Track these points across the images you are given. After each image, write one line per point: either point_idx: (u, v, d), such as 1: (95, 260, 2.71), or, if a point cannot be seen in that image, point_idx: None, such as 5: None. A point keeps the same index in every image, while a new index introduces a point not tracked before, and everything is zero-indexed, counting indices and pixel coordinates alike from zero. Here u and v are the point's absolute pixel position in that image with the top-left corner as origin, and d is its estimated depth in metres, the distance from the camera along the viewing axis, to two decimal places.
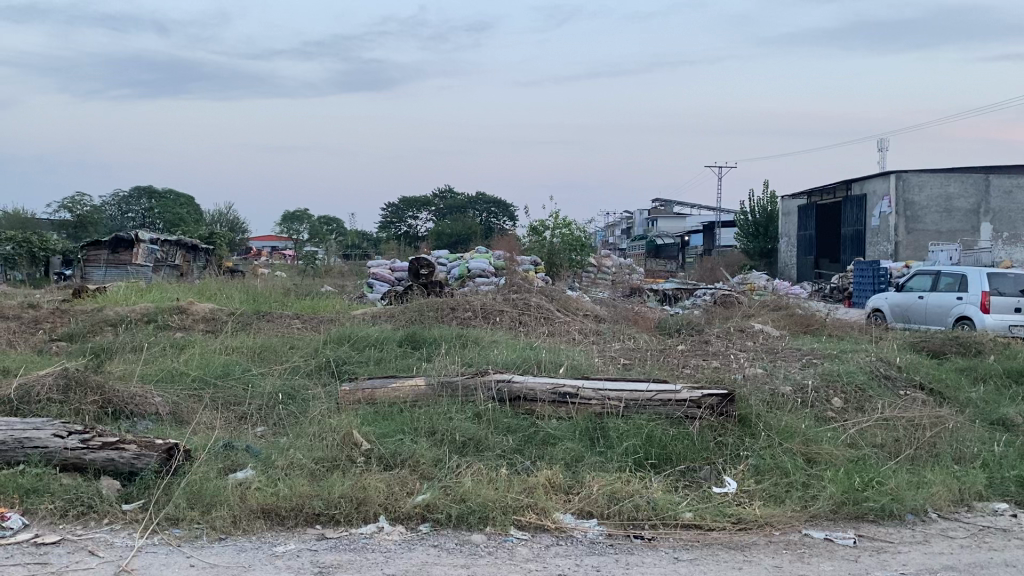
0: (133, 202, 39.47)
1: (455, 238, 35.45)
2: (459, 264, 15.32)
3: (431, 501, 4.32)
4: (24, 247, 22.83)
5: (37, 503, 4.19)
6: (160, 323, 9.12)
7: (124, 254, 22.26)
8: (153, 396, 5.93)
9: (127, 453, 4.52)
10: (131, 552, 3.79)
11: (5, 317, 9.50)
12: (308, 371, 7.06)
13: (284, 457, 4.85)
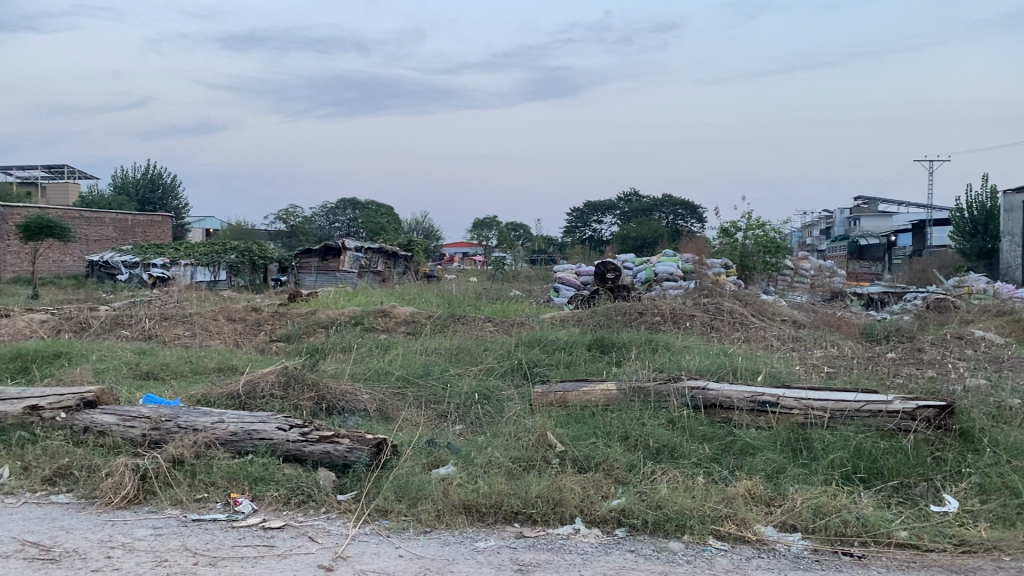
0: (339, 212, 42.35)
1: (641, 241, 35.08)
2: (646, 268, 15.16)
3: (628, 506, 4.30)
4: (246, 256, 24.79)
5: (264, 490, 4.57)
6: (366, 326, 9.69)
7: (332, 261, 23.95)
8: (362, 393, 6.30)
9: (341, 447, 4.84)
10: (345, 540, 4.04)
11: (233, 319, 10.45)
12: (503, 372, 7.24)
13: (484, 454, 5.00)
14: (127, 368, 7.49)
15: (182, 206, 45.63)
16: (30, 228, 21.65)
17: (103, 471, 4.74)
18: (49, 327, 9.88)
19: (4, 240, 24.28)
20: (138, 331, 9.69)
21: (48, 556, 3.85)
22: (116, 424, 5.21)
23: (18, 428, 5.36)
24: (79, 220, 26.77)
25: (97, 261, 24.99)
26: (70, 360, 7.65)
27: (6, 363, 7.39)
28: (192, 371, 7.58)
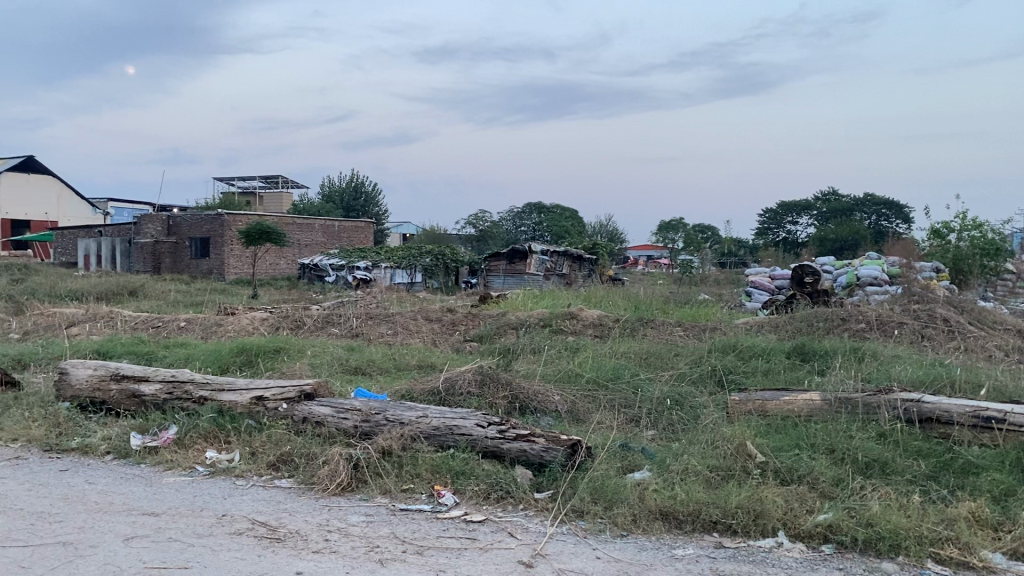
0: (526, 216, 43.20)
1: (840, 243, 33.41)
2: (847, 272, 14.37)
3: (835, 522, 4.09)
4: (440, 260, 25.76)
5: (465, 484, 4.75)
6: (555, 328, 9.83)
7: (520, 264, 24.38)
8: (555, 394, 6.39)
9: (537, 446, 4.94)
10: (543, 538, 4.12)
11: (429, 319, 10.92)
12: (696, 378, 7.11)
13: (680, 461, 4.93)
14: (338, 364, 8.03)
15: (382, 212, 48.29)
16: (251, 234, 23.69)
17: (320, 459, 5.11)
18: (269, 324, 10.75)
19: (228, 244, 26.68)
20: (345, 329, 10.34)
21: (275, 536, 4.19)
22: (330, 415, 5.60)
23: (246, 415, 5.88)
24: (292, 226, 28.94)
25: (307, 264, 26.98)
26: (288, 355, 8.29)
27: (234, 355, 8.12)
28: (395, 367, 8.01)
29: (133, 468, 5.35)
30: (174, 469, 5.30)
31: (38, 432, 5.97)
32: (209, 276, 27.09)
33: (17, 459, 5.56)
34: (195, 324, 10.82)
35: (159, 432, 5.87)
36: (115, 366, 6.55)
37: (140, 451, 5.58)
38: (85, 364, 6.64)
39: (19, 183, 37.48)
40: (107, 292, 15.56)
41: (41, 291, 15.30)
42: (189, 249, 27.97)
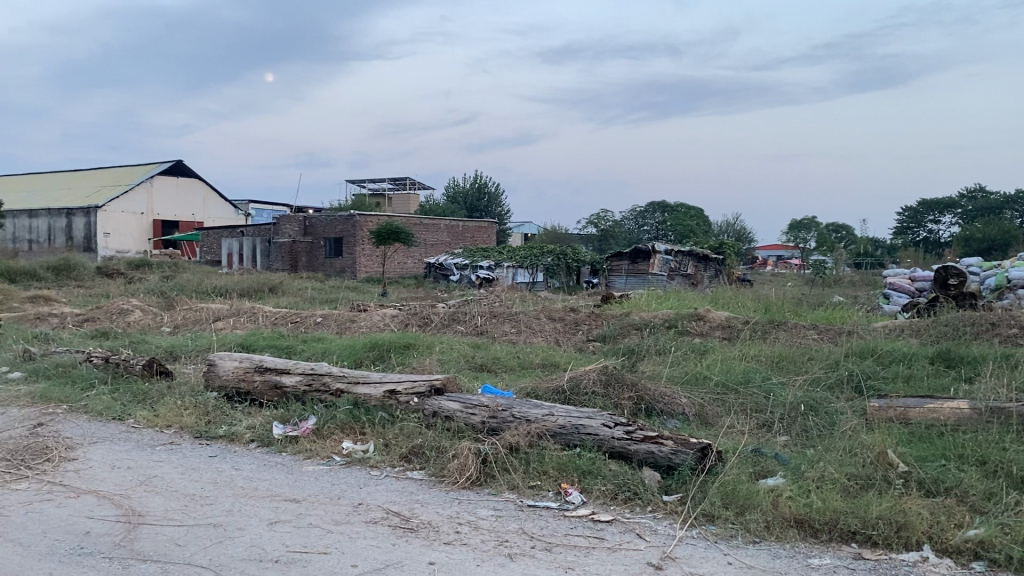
0: (649, 215, 42.76)
1: (989, 243, 31.34)
2: (997, 273, 13.51)
3: (987, 538, 3.86)
4: (562, 260, 25.70)
5: (592, 483, 4.75)
6: (681, 329, 9.69)
7: (642, 264, 24.20)
8: (682, 396, 6.29)
9: (666, 448, 4.88)
10: (673, 541, 4.07)
11: (553, 318, 10.97)
12: (830, 383, 6.85)
13: (816, 468, 4.77)
14: (465, 361, 8.18)
15: (505, 212, 48.83)
16: (381, 234, 24.46)
17: (449, 453, 5.22)
18: (398, 321, 11.06)
19: (360, 244, 27.63)
20: (471, 327, 10.52)
21: (408, 526, 4.32)
22: (459, 410, 5.71)
23: (380, 408, 6.08)
24: (419, 227, 29.68)
25: (433, 264, 27.64)
26: (417, 351, 8.51)
27: (367, 351, 8.40)
28: (520, 365, 8.09)
29: (275, 456, 5.62)
30: (312, 458, 5.54)
31: (190, 420, 6.37)
32: (342, 274, 28.15)
33: (170, 445, 5.95)
34: (330, 320, 11.26)
35: (299, 422, 6.16)
36: (258, 359, 6.90)
37: (282, 440, 5.86)
38: (231, 356, 7.03)
39: (169, 186, 40.00)
40: (249, 288, 16.43)
41: (190, 288, 16.30)
42: (324, 248, 29.16)
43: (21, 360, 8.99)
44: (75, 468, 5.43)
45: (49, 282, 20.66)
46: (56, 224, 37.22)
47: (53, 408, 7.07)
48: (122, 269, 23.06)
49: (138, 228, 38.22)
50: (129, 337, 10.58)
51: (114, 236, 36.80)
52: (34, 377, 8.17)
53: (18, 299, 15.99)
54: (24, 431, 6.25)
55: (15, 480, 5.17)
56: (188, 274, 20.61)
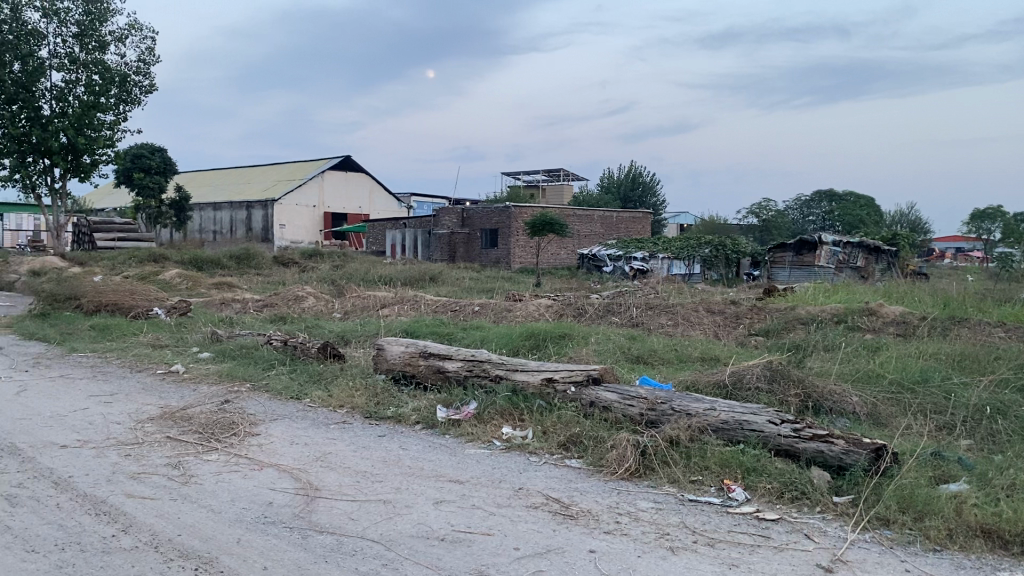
0: (815, 205, 41.03)
1: None
2: None
3: None
4: (721, 251, 25.04)
5: (756, 481, 4.62)
6: (850, 325, 9.22)
7: (808, 255, 23.38)
8: (852, 395, 6.00)
9: (836, 448, 4.68)
10: (844, 543, 3.90)
11: (712, 311, 10.73)
12: (1020, 386, 6.34)
13: (1005, 476, 4.45)
14: (621, 352, 8.14)
15: (661, 202, 48.13)
16: (536, 225, 24.69)
17: (608, 443, 5.23)
18: (553, 311, 11.14)
19: (515, 235, 28.05)
20: (626, 319, 10.45)
21: (568, 513, 4.36)
22: (617, 401, 5.69)
23: (537, 396, 6.16)
24: (573, 218, 29.79)
25: (587, 254, 27.69)
26: (573, 341, 8.55)
27: (523, 340, 8.52)
28: (678, 358, 7.97)
29: (438, 438, 5.81)
30: (474, 441, 5.69)
31: (360, 401, 6.70)
32: (497, 264, 28.66)
33: (343, 424, 6.28)
34: (487, 308, 11.50)
35: (461, 407, 6.34)
36: (423, 344, 7.15)
37: (445, 423, 6.05)
38: (398, 341, 7.32)
39: (337, 180, 42.05)
40: (411, 278, 17.03)
41: (357, 276, 17.07)
42: (480, 239, 29.76)
43: (209, 342, 9.73)
44: (258, 442, 5.83)
45: (231, 269, 22.23)
46: (237, 216, 39.95)
47: (238, 386, 7.62)
48: (296, 258, 24.48)
49: (310, 220, 40.40)
50: (303, 322, 11.22)
51: (288, 228, 39.08)
52: (222, 357, 8.83)
53: (206, 285, 17.30)
54: (214, 406, 6.79)
55: (207, 452, 5.62)
56: (354, 263, 21.56)
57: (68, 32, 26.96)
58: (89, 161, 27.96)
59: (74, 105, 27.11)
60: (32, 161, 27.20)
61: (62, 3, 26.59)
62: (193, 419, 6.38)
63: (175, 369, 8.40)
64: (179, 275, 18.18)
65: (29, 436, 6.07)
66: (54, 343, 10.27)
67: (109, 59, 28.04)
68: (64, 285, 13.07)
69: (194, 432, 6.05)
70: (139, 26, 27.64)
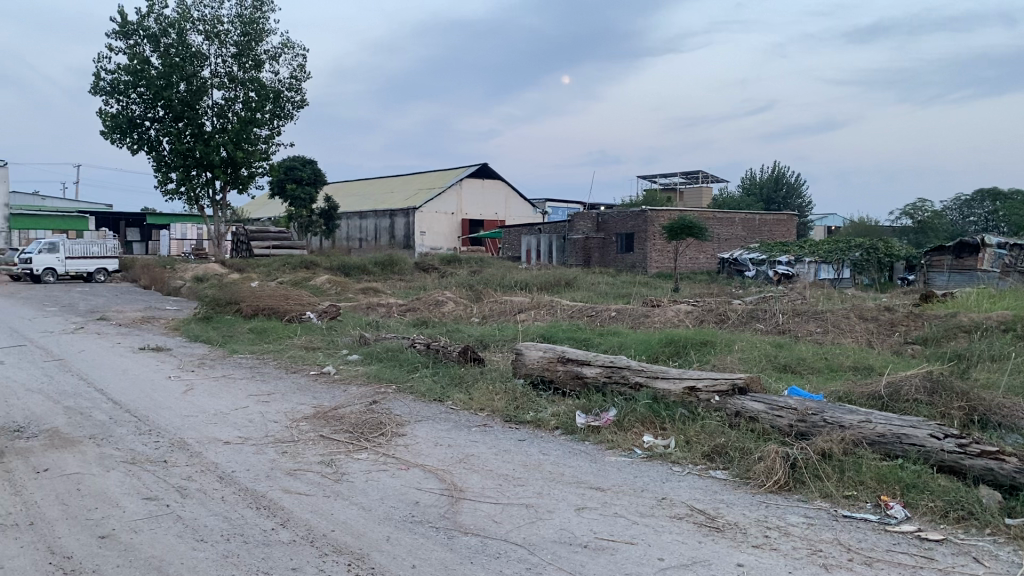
0: (976, 204, 38.51)
1: None
2: None
3: None
4: (872, 255, 23.97)
5: (917, 498, 4.37)
6: (1019, 334, 8.58)
7: (969, 259, 21.82)
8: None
9: (1008, 467, 4.36)
10: (1018, 570, 3.62)
11: (864, 318, 10.23)
12: None
13: None
14: (767, 360, 7.89)
15: (806, 204, 46.37)
16: (674, 229, 24.28)
17: (756, 455, 5.08)
18: (693, 317, 10.93)
19: (651, 239, 27.73)
20: (772, 325, 10.13)
21: (714, 525, 4.25)
22: (764, 412, 5.52)
23: (680, 404, 6.07)
24: (713, 221, 29.18)
25: (727, 259, 27.01)
26: (716, 349, 8.35)
27: (663, 346, 8.40)
28: (829, 368, 7.64)
29: (578, 444, 5.82)
30: (615, 449, 5.65)
31: (501, 405, 6.79)
32: (634, 269, 28.38)
33: (484, 427, 6.39)
34: (624, 314, 11.42)
35: (600, 413, 6.31)
36: (561, 349, 7.15)
37: (584, 429, 6.04)
38: (536, 346, 7.36)
39: (475, 188, 42.85)
40: (548, 283, 17.14)
41: (494, 281, 17.32)
42: (616, 243, 29.51)
43: (357, 345, 10.13)
44: (404, 443, 6.01)
45: (375, 275, 23.07)
46: (381, 224, 41.56)
47: (384, 387, 7.90)
48: (435, 264, 25.11)
49: (449, 227, 41.37)
50: (445, 326, 11.50)
51: (428, 235, 40.20)
52: (369, 360, 9.17)
53: (352, 290, 18.01)
54: (362, 406, 7.07)
55: (357, 451, 5.84)
56: (492, 269, 21.92)
57: (228, 53, 28.78)
58: (247, 174, 29.66)
59: (232, 120, 28.87)
60: (196, 174, 29.12)
61: (222, 25, 28.45)
62: (344, 419, 6.67)
63: (326, 371, 8.78)
64: (328, 281, 19.03)
65: (196, 431, 6.50)
66: (218, 346, 10.96)
67: (264, 76, 29.70)
68: (226, 291, 13.95)
69: (345, 431, 6.31)
70: (291, 44, 29.19)
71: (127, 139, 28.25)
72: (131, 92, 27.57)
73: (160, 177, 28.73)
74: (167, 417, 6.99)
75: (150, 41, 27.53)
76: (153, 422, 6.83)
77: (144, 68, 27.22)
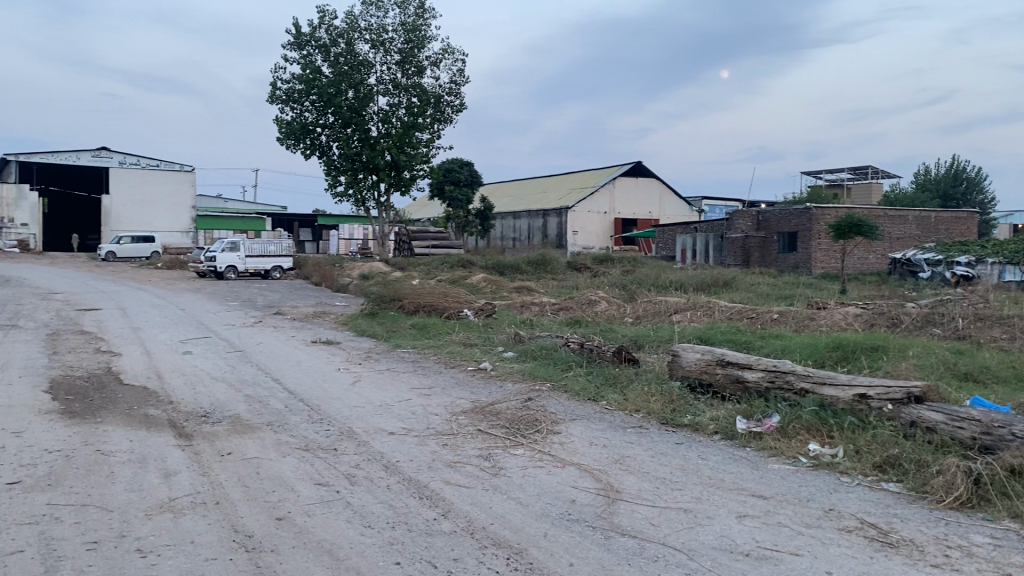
0: None
1: None
2: None
3: None
4: None
5: None
6: None
7: None
8: None
9: None
10: None
11: None
12: None
13: None
14: (946, 368, 7.40)
15: (989, 200, 43.01)
16: (840, 227, 23.15)
17: (934, 468, 4.78)
18: (862, 321, 10.38)
19: (816, 238, 26.56)
20: (951, 330, 9.47)
21: (887, 540, 4.03)
22: (943, 422, 5.17)
23: (849, 412, 5.80)
24: (883, 218, 27.63)
25: (899, 259, 25.53)
26: (888, 354, 7.89)
27: (830, 351, 8.03)
28: (1017, 378, 7.07)
29: (738, 450, 5.66)
30: (778, 457, 5.46)
31: (657, 407, 6.72)
32: (796, 270, 27.32)
33: (640, 428, 6.34)
34: (788, 317, 11.00)
35: (762, 419, 6.11)
36: (720, 352, 6.97)
37: (746, 435, 5.86)
38: (694, 348, 7.21)
39: (629, 186, 42.54)
40: (704, 283, 16.79)
41: (649, 281, 17.14)
42: (777, 243, 28.50)
43: (513, 342, 10.28)
44: (560, 440, 6.05)
45: (529, 274, 23.35)
46: (535, 224, 42.04)
47: (539, 385, 7.98)
48: (587, 263, 25.11)
49: (602, 226, 41.30)
50: (598, 326, 11.48)
51: (582, 234, 40.30)
52: (524, 358, 9.30)
53: (507, 288, 18.31)
54: (519, 403, 7.17)
55: (514, 446, 5.94)
56: (646, 269, 21.68)
57: (392, 60, 29.97)
58: (409, 176, 30.75)
59: (396, 125, 30.06)
60: (362, 178, 30.52)
61: (387, 34, 29.63)
62: (501, 414, 6.79)
63: (483, 367, 8.98)
64: (484, 279, 19.43)
65: (363, 421, 6.82)
66: (381, 340, 11.43)
67: (426, 82, 30.70)
68: (390, 288, 14.54)
69: (502, 427, 6.43)
70: (451, 50, 29.99)
71: (300, 145, 30.00)
72: (304, 100, 29.25)
73: (330, 181, 30.32)
74: (337, 407, 7.37)
75: (321, 52, 29.07)
76: (323, 411, 7.23)
77: (315, 77, 28.81)
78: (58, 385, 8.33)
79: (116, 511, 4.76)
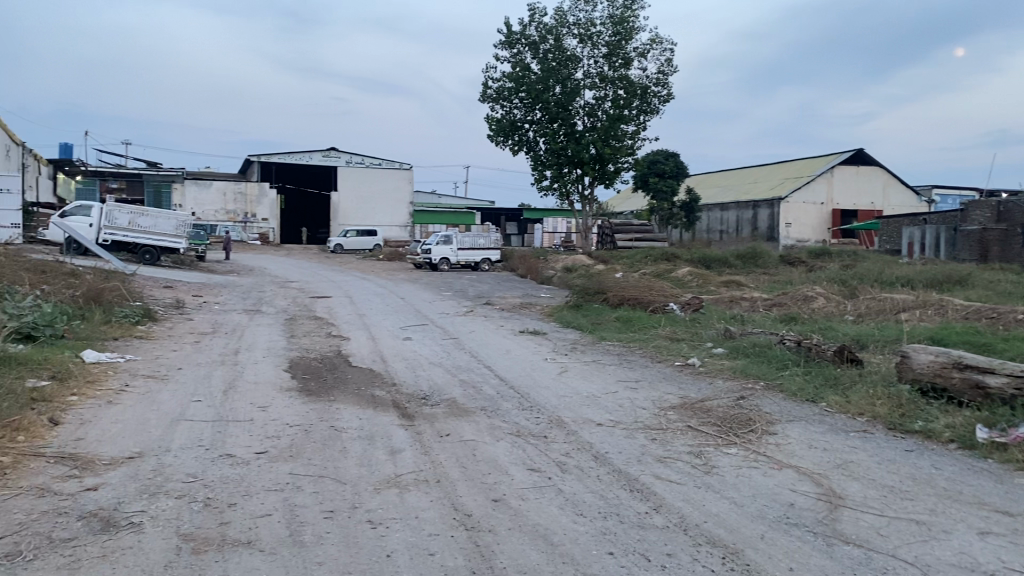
0: None
1: None
2: None
3: None
4: None
5: None
6: None
7: None
8: None
9: None
10: None
11: None
12: None
13: None
14: None
15: None
16: None
17: None
18: None
19: None
20: None
21: None
22: None
23: None
24: None
25: None
26: None
27: None
28: None
29: (979, 462, 5.21)
30: None
31: (883, 411, 6.33)
32: None
33: (864, 433, 5.98)
34: None
35: (1007, 429, 5.57)
36: (958, 355, 6.43)
37: (987, 445, 5.38)
38: (927, 349, 6.71)
39: (849, 176, 40.12)
40: (935, 279, 15.51)
41: (871, 277, 16.08)
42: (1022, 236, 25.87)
43: (722, 338, 10.03)
44: (775, 442, 5.85)
45: (738, 268, 22.64)
46: (744, 216, 40.73)
47: (752, 384, 7.74)
48: (802, 257, 23.95)
49: (818, 218, 39.23)
50: (815, 323, 10.94)
51: (795, 226, 38.52)
52: (736, 354, 9.05)
53: (715, 283, 17.85)
54: (731, 401, 7.00)
55: (728, 445, 5.81)
56: (868, 264, 20.35)
57: (600, 53, 30.07)
58: (613, 169, 30.75)
59: (602, 119, 30.14)
60: (568, 172, 30.89)
61: (595, 27, 29.77)
62: (712, 412, 6.66)
63: (692, 363, 8.84)
64: (691, 273, 19.06)
65: (571, 411, 6.94)
66: (588, 332, 11.54)
67: (632, 74, 30.55)
68: (596, 281, 14.63)
69: (713, 425, 6.31)
70: (660, 40, 29.64)
71: (509, 142, 30.82)
72: (513, 97, 30.03)
73: (537, 175, 30.97)
74: (546, 396, 7.53)
75: (530, 49, 29.69)
76: (533, 399, 7.42)
77: (525, 74, 29.51)
78: (296, 365, 9.15)
79: (348, 483, 5.16)
